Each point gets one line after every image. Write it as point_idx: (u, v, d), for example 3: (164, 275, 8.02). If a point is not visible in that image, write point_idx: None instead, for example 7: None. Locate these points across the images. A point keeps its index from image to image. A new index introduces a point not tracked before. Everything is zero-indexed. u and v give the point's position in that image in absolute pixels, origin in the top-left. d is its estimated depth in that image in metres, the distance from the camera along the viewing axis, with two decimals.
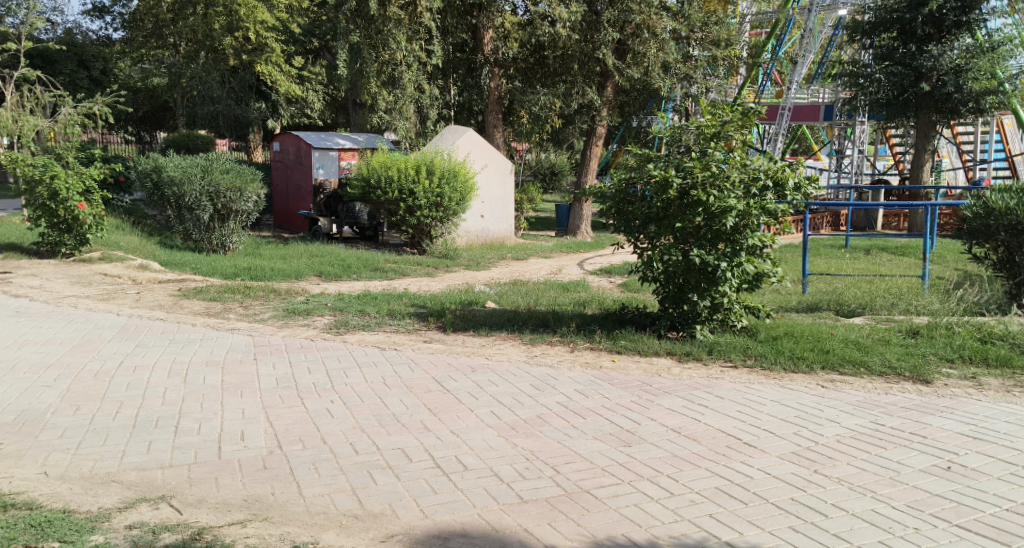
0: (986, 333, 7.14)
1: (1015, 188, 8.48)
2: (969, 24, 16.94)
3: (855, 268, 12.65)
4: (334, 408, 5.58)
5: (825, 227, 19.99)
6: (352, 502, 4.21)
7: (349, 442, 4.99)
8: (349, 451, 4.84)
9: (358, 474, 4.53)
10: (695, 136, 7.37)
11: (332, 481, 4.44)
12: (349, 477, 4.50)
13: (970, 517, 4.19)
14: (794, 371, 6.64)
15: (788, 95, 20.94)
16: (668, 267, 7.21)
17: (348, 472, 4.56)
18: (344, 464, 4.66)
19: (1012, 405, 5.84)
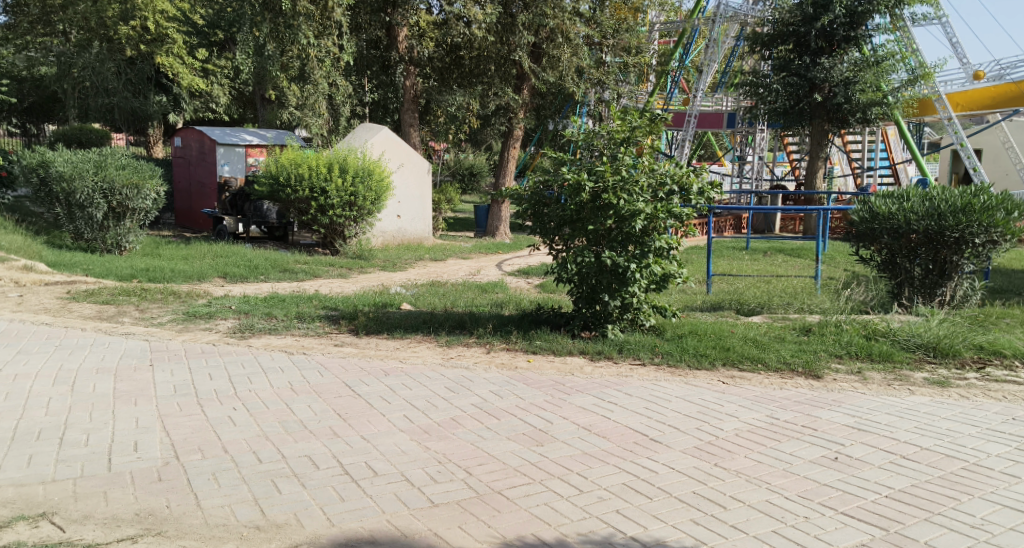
0: (870, 329, 7.57)
1: (896, 194, 9.03)
2: (857, 39, 17.91)
3: (755, 269, 13.20)
4: (236, 415, 5.44)
5: (729, 230, 20.73)
6: (254, 513, 4.12)
7: (252, 451, 4.87)
8: (252, 460, 4.73)
9: (261, 483, 4.44)
10: (607, 141, 7.49)
11: (233, 491, 4.33)
12: (251, 486, 4.41)
13: (855, 504, 4.44)
14: (697, 367, 6.88)
15: (694, 103, 21.56)
16: (581, 268, 7.33)
17: (250, 481, 4.46)
18: (246, 474, 4.55)
19: (894, 398, 6.22)
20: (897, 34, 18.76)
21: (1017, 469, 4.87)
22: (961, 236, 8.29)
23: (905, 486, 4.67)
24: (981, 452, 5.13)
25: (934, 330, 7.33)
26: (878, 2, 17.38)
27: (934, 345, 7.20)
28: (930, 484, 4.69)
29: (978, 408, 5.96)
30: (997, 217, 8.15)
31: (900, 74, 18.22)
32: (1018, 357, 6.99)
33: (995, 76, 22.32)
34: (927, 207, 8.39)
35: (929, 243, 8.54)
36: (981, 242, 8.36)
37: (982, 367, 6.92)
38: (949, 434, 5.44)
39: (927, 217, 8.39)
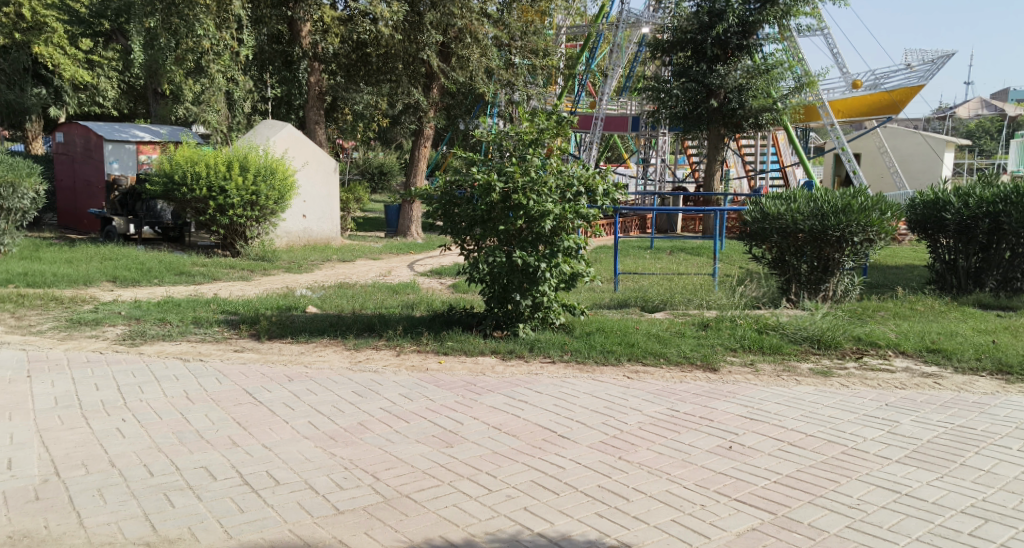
0: (762, 323, 7.95)
1: (784, 196, 9.52)
2: (749, 48, 18.75)
3: (658, 268, 13.62)
4: (124, 427, 5.26)
5: (634, 230, 21.24)
6: (144, 529, 4.01)
7: (143, 464, 4.73)
8: (143, 474, 4.59)
9: (152, 498, 4.32)
10: (515, 142, 7.59)
11: (121, 507, 4.21)
12: (141, 501, 4.29)
13: (747, 491, 4.68)
14: (604, 363, 7.06)
15: (600, 106, 21.97)
16: (493, 268, 7.40)
17: (140, 496, 4.33)
18: (135, 488, 4.42)
19: (784, 387, 6.57)
20: (784, 44, 19.68)
21: (891, 451, 5.24)
22: (841, 235, 8.83)
23: (792, 471, 4.94)
24: (860, 436, 5.49)
25: (819, 323, 7.77)
26: (768, 12, 18.11)
27: (818, 337, 7.62)
28: (816, 468, 4.98)
29: (857, 395, 6.37)
30: (872, 217, 8.76)
31: (788, 82, 19.12)
32: (893, 347, 7.48)
33: (872, 85, 23.85)
34: (813, 208, 8.93)
35: (814, 242, 9.04)
36: (860, 241, 8.94)
37: (861, 356, 7.38)
38: (832, 420, 5.79)
39: (812, 217, 8.89)
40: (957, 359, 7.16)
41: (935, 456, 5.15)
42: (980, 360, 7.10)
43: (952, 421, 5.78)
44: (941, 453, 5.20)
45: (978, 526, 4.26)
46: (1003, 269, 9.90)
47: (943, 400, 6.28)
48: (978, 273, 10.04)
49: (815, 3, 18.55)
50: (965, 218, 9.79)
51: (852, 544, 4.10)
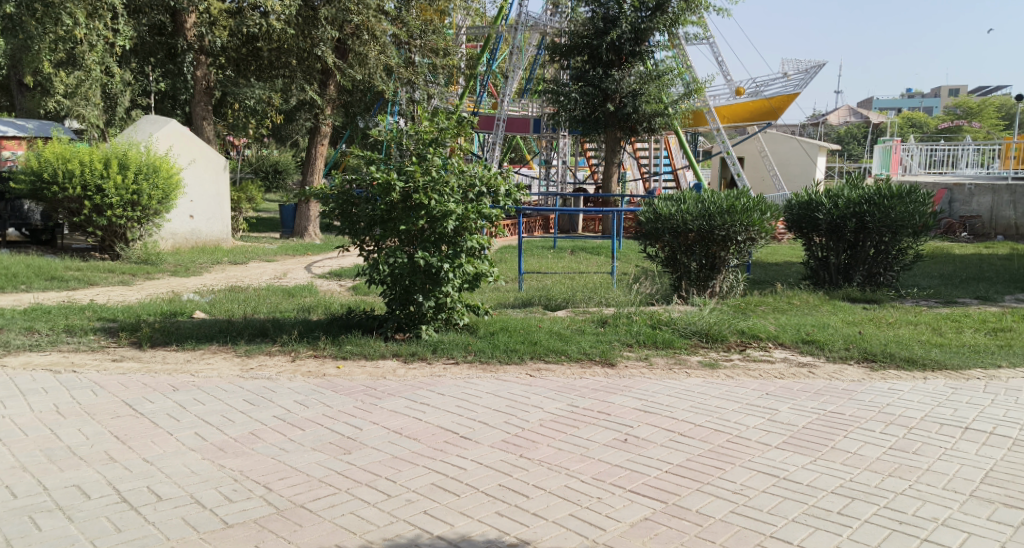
0: (655, 319, 8.20)
1: (674, 197, 9.84)
2: (642, 54, 19.25)
3: (560, 267, 13.81)
4: None
5: (538, 230, 21.45)
6: None
7: (6, 486, 4.46)
8: (5, 496, 4.33)
9: (16, 522, 4.08)
10: (415, 141, 7.52)
11: None
12: (3, 526, 4.04)
13: (641, 482, 4.81)
14: (507, 362, 7.11)
15: (502, 107, 22.07)
16: (394, 269, 7.32)
17: (3, 521, 4.09)
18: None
19: (675, 380, 6.79)
20: (674, 51, 20.30)
21: (772, 438, 5.50)
22: (727, 234, 9.22)
23: (682, 460, 5.12)
24: (744, 425, 5.74)
25: (706, 317, 8.08)
26: (658, 20, 18.79)
27: (706, 331, 7.93)
28: (704, 457, 5.17)
29: (741, 386, 6.65)
30: (754, 217, 9.18)
31: (678, 88, 19.75)
32: (773, 340, 7.85)
33: (753, 92, 25.16)
34: (701, 209, 9.28)
35: (702, 241, 9.40)
36: (743, 239, 9.36)
37: (746, 349, 7.71)
38: (720, 411, 6.03)
39: (700, 217, 9.26)
40: (830, 350, 7.59)
41: (812, 441, 5.44)
42: (850, 349, 7.56)
43: (825, 407, 6.13)
44: (817, 438, 5.50)
45: (848, 505, 4.53)
46: (868, 265, 10.55)
47: (818, 388, 6.64)
48: (847, 268, 10.67)
49: (701, 12, 19.27)
50: (835, 218, 10.39)
51: (736, 528, 4.28)
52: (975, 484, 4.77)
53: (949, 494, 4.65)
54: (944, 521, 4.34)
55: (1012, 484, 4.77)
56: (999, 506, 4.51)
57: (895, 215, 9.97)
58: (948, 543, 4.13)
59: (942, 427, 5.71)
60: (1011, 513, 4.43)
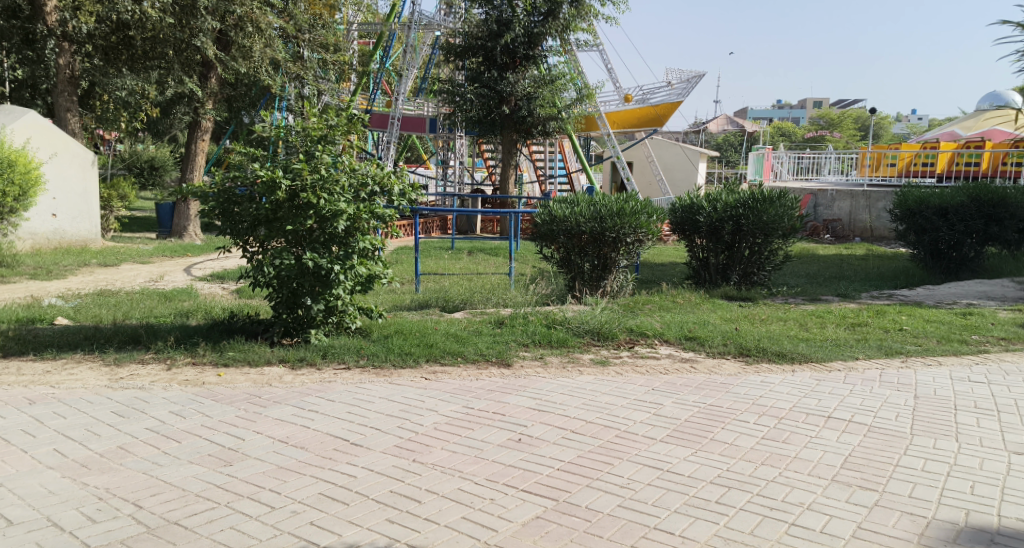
0: (550, 319, 8.24)
1: (568, 200, 9.94)
2: (535, 58, 19.49)
3: (458, 268, 13.73)
4: None
5: (435, 230, 21.31)
6: None
7: None
8: None
9: None
10: (301, 138, 7.26)
11: None
12: None
13: (534, 481, 4.80)
14: (401, 367, 6.98)
15: (396, 106, 21.84)
16: (280, 271, 7.07)
17: None
18: None
19: (568, 379, 6.84)
20: (566, 56, 20.61)
21: (657, 432, 5.61)
22: (617, 236, 9.46)
23: (573, 457, 5.14)
24: (631, 420, 5.83)
25: (598, 316, 8.20)
26: (550, 25, 19.00)
27: (598, 330, 8.03)
28: (594, 454, 5.22)
29: (629, 382, 6.77)
30: (642, 220, 9.46)
31: (570, 93, 20.06)
32: (659, 337, 8.04)
33: (641, 98, 25.80)
34: (594, 211, 9.43)
35: (595, 242, 9.57)
36: (632, 241, 9.62)
37: (634, 346, 7.85)
38: (611, 407, 6.10)
39: (592, 219, 9.42)
40: (710, 345, 7.84)
41: (697, 434, 5.58)
42: (728, 344, 7.83)
43: (706, 401, 6.31)
44: (699, 430, 5.65)
45: (725, 494, 4.66)
46: (743, 265, 10.98)
47: (699, 382, 6.84)
48: (725, 268, 11.06)
49: (591, 19, 19.69)
50: (715, 221, 10.77)
51: (623, 521, 4.33)
52: (836, 469, 5.01)
53: (814, 480, 4.86)
54: (809, 505, 4.53)
55: (868, 468, 5.03)
56: (856, 489, 4.74)
57: (767, 219, 10.48)
58: (814, 526, 4.30)
59: (810, 416, 5.98)
60: (867, 495, 4.66)
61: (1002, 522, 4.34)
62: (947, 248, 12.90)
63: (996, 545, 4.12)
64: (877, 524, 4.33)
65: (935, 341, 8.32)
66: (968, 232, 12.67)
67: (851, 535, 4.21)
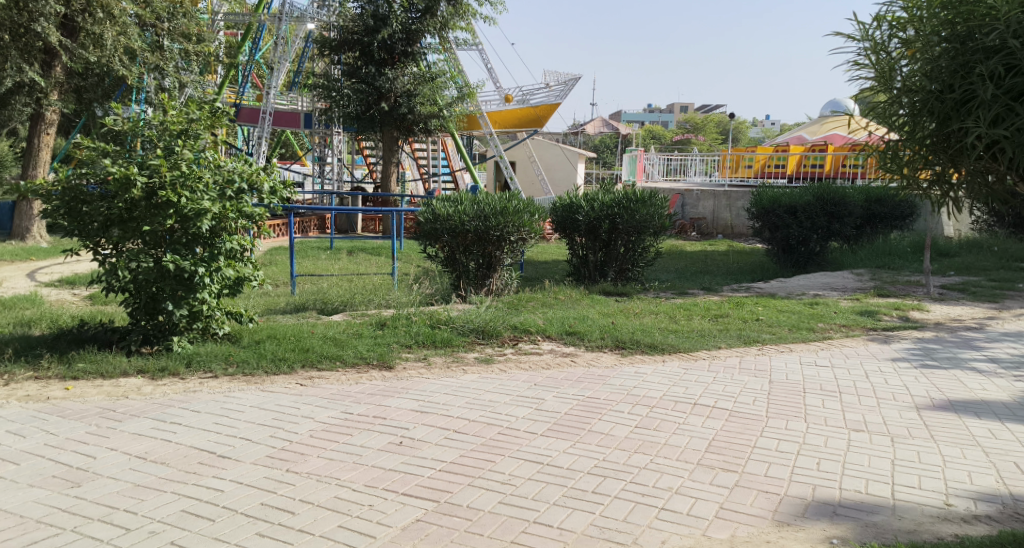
0: (434, 319, 8.13)
1: (452, 198, 9.82)
2: (414, 55, 19.24)
3: (336, 268, 13.40)
4: None
5: (313, 230, 20.75)
6: None
7: None
8: None
9: None
10: (158, 132, 6.82)
11: None
12: None
13: (413, 484, 4.69)
14: (274, 373, 6.70)
15: (268, 100, 21.15)
16: (137, 275, 6.66)
17: None
18: None
19: (452, 378, 6.76)
20: (445, 55, 20.51)
21: (538, 427, 5.62)
22: (501, 234, 9.50)
23: (455, 457, 5.07)
24: (513, 416, 5.82)
25: (482, 315, 8.17)
26: (428, 22, 18.93)
27: (482, 328, 8.01)
28: (476, 452, 5.17)
29: (512, 379, 6.77)
30: (525, 219, 9.55)
31: (451, 91, 19.99)
32: (541, 333, 8.10)
33: (521, 99, 26.13)
34: (478, 210, 9.41)
35: (479, 241, 9.56)
36: (516, 239, 9.70)
37: (517, 343, 7.88)
38: (492, 405, 6.08)
39: (476, 217, 9.41)
40: (588, 340, 7.97)
41: (575, 427, 5.63)
42: (605, 338, 7.98)
43: (585, 393, 6.39)
44: (578, 423, 5.71)
45: (601, 483, 4.71)
46: (620, 261, 11.25)
47: (579, 375, 6.92)
48: (602, 265, 11.28)
49: (469, 18, 19.75)
50: (592, 219, 10.96)
51: (503, 518, 4.29)
52: (701, 453, 5.17)
53: (681, 464, 5.00)
54: (677, 490, 4.65)
55: (730, 451, 5.23)
56: (719, 471, 4.91)
57: (640, 218, 10.80)
58: (681, 509, 4.41)
59: (678, 404, 6.16)
60: (729, 476, 4.83)
61: (844, 494, 4.59)
62: (796, 243, 13.66)
63: (839, 516, 4.33)
64: (737, 503, 4.48)
65: (787, 329, 8.79)
66: (814, 228, 13.57)
67: (715, 515, 4.34)
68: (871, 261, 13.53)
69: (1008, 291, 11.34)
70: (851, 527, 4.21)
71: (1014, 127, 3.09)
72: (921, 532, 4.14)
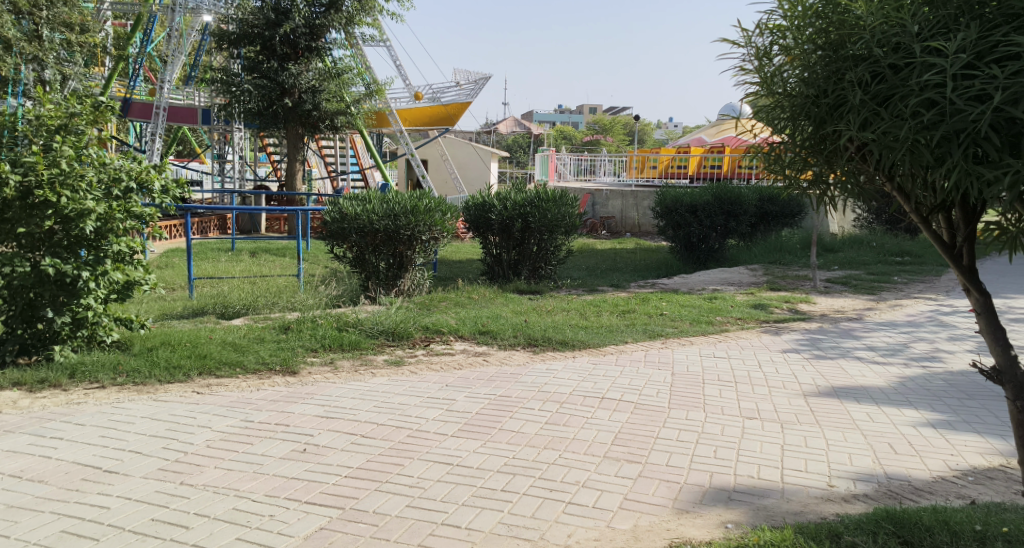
0: (342, 321, 7.98)
1: (359, 197, 9.72)
2: (318, 50, 18.82)
3: (238, 270, 12.99)
4: None
5: (213, 230, 20.07)
6: None
7: None
8: None
9: None
10: (34, 127, 6.39)
11: None
12: None
13: (317, 491, 4.58)
14: (168, 382, 6.43)
15: (161, 95, 20.34)
16: (13, 280, 6.26)
17: None
18: None
19: (359, 382, 6.65)
20: (351, 51, 20.17)
21: (448, 427, 5.60)
22: (412, 234, 9.43)
23: (362, 462, 4.99)
24: (423, 418, 5.78)
25: (392, 316, 8.06)
26: (333, 17, 18.51)
27: (392, 330, 7.90)
28: (383, 456, 5.10)
29: (423, 380, 6.71)
30: (436, 218, 9.53)
31: (358, 88, 19.69)
32: (453, 333, 8.07)
33: (431, 97, 25.96)
34: (388, 209, 9.29)
35: (389, 241, 9.45)
36: (427, 239, 9.67)
37: (429, 344, 7.83)
38: (401, 407, 6.01)
39: (386, 217, 9.29)
40: (501, 338, 7.98)
41: (484, 425, 5.63)
42: (517, 336, 8.01)
43: (495, 392, 6.40)
44: (488, 422, 5.71)
45: (510, 481, 4.73)
46: (532, 260, 11.32)
47: (491, 374, 6.92)
48: (515, 264, 11.33)
49: (375, 14, 19.38)
50: (505, 219, 10.99)
51: (410, 521, 4.24)
52: (607, 446, 5.26)
53: (588, 458, 5.07)
54: (584, 483, 4.71)
55: (634, 442, 5.34)
56: (623, 463, 5.00)
57: (551, 217, 10.92)
58: (587, 502, 4.47)
59: (587, 398, 6.25)
60: (632, 467, 4.93)
61: (738, 480, 4.75)
62: (697, 241, 14.12)
63: (734, 501, 4.48)
64: (640, 493, 4.58)
65: (687, 323, 9.05)
66: (713, 226, 14.04)
67: (619, 507, 4.41)
68: (764, 257, 14.24)
69: (885, 283, 12.02)
70: (744, 511, 4.36)
71: (879, 132, 2.66)
72: (807, 512, 4.33)
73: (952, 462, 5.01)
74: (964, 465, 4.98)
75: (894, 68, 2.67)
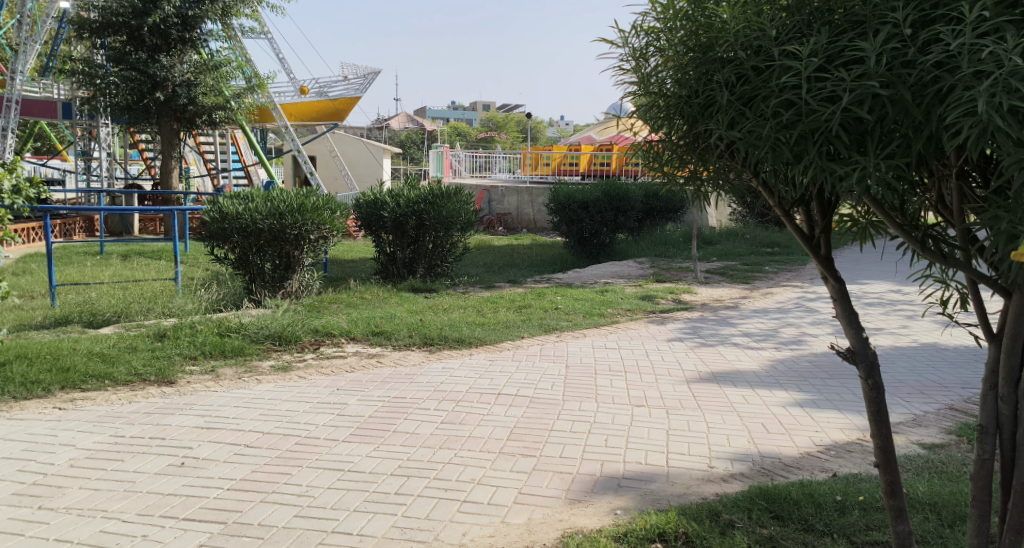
0: (223, 327, 7.67)
1: (240, 196, 9.35)
2: (193, 42, 18.01)
3: (108, 275, 12.31)
4: None
5: (79, 233, 18.95)
6: None
7: None
8: None
9: None
10: None
11: None
12: None
13: (196, 507, 4.38)
14: (25, 398, 6.01)
15: (15, 87, 18.97)
16: None
17: None
18: None
19: (243, 390, 6.42)
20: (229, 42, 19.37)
21: (339, 432, 5.48)
22: (298, 233, 9.19)
23: (246, 474, 4.81)
24: (312, 424, 5.63)
25: (279, 320, 7.83)
26: (207, 8, 17.69)
27: (279, 334, 7.66)
28: (270, 466, 4.94)
29: (312, 385, 6.54)
30: (324, 216, 9.32)
31: (238, 81, 18.98)
32: (345, 335, 7.92)
33: (317, 92, 25.36)
34: (270, 207, 8.99)
35: (273, 241, 9.16)
36: (315, 238, 9.44)
37: (319, 347, 7.65)
38: (288, 414, 5.84)
39: (269, 216, 8.98)
40: (395, 339, 7.89)
41: (375, 428, 5.55)
42: (412, 336, 7.94)
43: (390, 394, 6.32)
44: (382, 424, 5.63)
45: (403, 483, 4.68)
46: (428, 258, 11.26)
47: (384, 376, 6.83)
48: (410, 262, 11.22)
49: (254, 5, 18.73)
50: (398, 216, 10.83)
51: (298, 532, 4.12)
52: (503, 442, 5.29)
53: (483, 455, 5.08)
54: (478, 481, 4.71)
55: (529, 436, 5.40)
56: (518, 457, 5.05)
57: (445, 213, 10.90)
58: (481, 500, 4.47)
59: (482, 395, 6.26)
60: (527, 462, 4.98)
61: (627, 467, 4.87)
62: (589, 236, 14.37)
63: (623, 488, 4.59)
64: (534, 487, 4.62)
65: (580, 316, 9.22)
66: (604, 221, 14.35)
67: (512, 502, 4.44)
68: (651, 250, 14.69)
69: (758, 272, 12.64)
70: (632, 497, 4.48)
71: (745, 131, 2.78)
72: (689, 495, 4.49)
73: (817, 438, 5.32)
74: (828, 440, 5.30)
75: (757, 70, 2.79)
